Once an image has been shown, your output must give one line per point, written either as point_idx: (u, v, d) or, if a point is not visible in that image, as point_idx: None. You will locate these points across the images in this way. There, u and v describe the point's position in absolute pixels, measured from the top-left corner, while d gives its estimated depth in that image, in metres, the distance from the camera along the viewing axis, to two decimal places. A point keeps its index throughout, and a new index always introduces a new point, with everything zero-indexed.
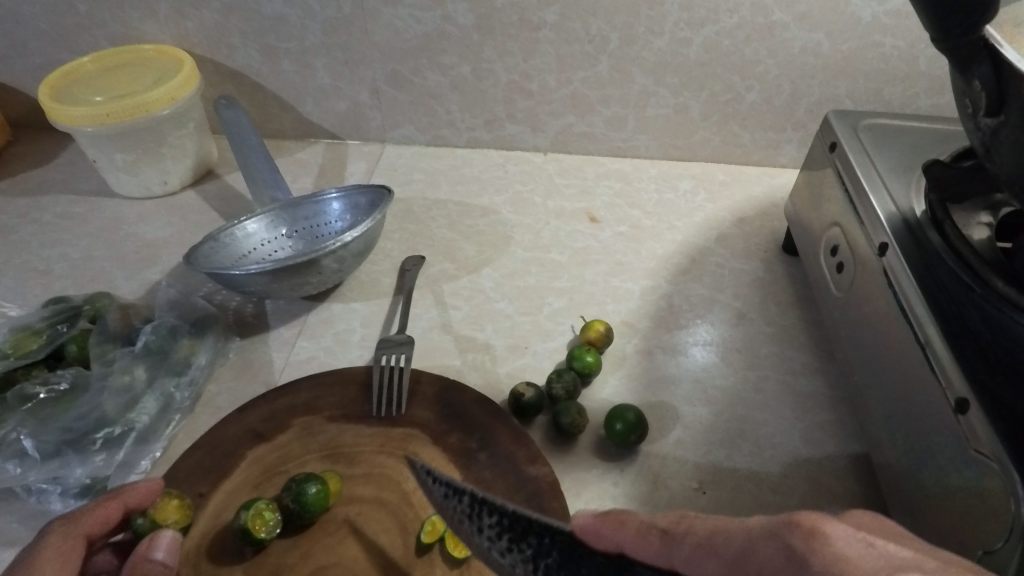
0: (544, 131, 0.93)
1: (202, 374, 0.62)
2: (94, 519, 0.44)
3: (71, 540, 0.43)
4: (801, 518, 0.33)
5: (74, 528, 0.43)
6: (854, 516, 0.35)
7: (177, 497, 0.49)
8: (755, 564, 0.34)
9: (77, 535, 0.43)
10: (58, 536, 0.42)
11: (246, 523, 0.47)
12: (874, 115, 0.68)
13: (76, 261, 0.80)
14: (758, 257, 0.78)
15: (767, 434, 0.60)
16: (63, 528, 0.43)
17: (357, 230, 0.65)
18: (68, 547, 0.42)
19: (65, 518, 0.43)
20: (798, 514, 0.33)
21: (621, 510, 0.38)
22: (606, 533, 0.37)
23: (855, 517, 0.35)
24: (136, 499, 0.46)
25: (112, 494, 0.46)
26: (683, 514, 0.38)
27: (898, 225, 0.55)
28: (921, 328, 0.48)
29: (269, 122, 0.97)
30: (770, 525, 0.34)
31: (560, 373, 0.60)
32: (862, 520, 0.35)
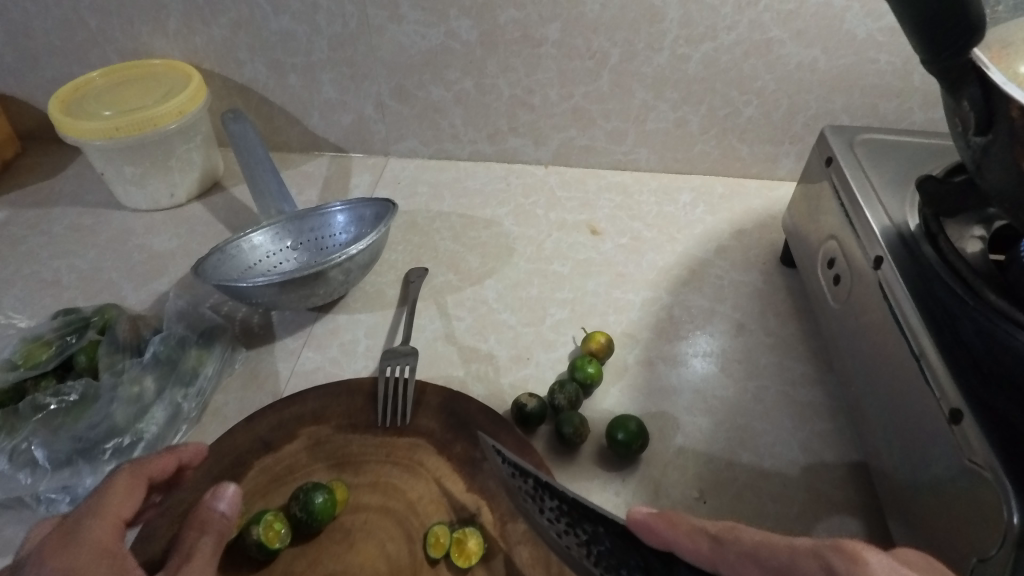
0: (545, 144, 0.94)
1: (210, 385, 0.63)
2: (156, 467, 0.48)
3: (134, 479, 0.46)
4: (847, 545, 0.34)
5: (140, 471, 0.47)
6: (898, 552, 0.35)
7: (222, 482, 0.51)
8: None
9: (140, 478, 0.47)
10: (128, 474, 0.46)
11: (260, 537, 0.48)
12: (870, 130, 0.69)
13: (85, 272, 0.81)
14: (757, 268, 0.79)
15: (766, 444, 0.61)
16: (131, 469, 0.47)
17: (363, 243, 0.66)
18: (132, 486, 0.45)
19: (133, 461, 0.47)
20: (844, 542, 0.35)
21: (676, 511, 0.39)
22: (659, 530, 0.39)
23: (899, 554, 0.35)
24: (189, 457, 0.51)
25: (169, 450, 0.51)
26: (734, 524, 0.39)
27: (894, 239, 0.56)
28: (916, 339, 0.49)
29: (275, 135, 0.99)
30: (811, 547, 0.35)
31: (562, 383, 0.61)
32: (906, 557, 0.35)
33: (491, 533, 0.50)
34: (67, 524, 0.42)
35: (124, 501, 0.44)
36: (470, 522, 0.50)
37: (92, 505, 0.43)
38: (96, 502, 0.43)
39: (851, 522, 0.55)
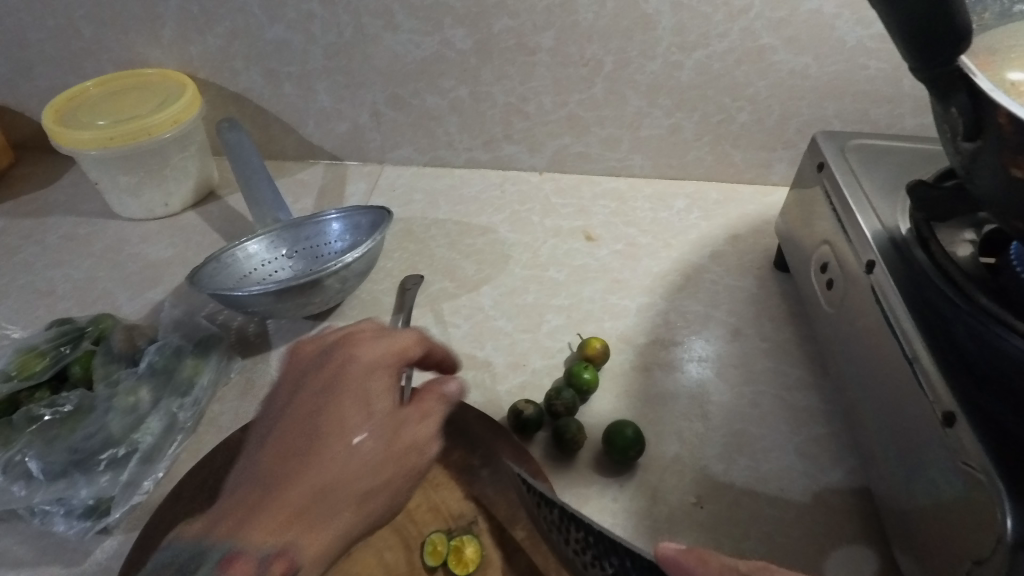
0: (540, 151, 0.95)
1: (206, 394, 0.63)
2: (403, 345, 0.48)
3: (372, 335, 0.48)
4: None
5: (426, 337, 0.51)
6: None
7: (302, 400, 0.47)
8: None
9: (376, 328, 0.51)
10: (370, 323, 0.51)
11: None
12: (862, 136, 0.70)
13: (80, 282, 0.81)
14: (752, 274, 0.80)
15: (763, 448, 0.61)
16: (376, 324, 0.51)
17: (359, 250, 0.66)
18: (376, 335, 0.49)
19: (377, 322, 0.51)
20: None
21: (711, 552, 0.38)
22: (689, 566, 0.37)
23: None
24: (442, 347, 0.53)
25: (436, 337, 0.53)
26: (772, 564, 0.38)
27: (885, 244, 0.57)
28: (909, 344, 0.50)
29: (270, 143, 0.99)
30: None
31: (559, 390, 0.61)
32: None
33: (489, 541, 0.50)
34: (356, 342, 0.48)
35: (364, 341, 0.48)
36: (468, 530, 0.50)
37: (358, 337, 0.48)
38: (391, 338, 0.48)
39: (848, 526, 0.56)
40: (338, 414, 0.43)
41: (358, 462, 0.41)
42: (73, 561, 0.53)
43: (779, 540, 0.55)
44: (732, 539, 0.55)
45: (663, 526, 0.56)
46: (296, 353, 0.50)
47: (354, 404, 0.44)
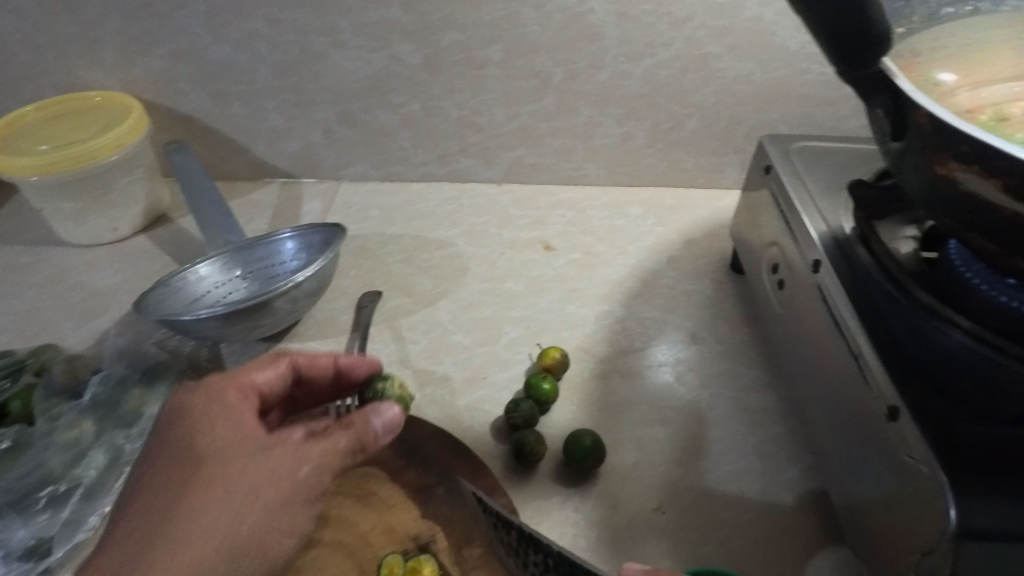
0: (496, 163, 0.95)
1: (155, 423, 0.59)
2: (310, 359, 0.60)
3: (281, 363, 0.58)
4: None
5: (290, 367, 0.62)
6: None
7: None
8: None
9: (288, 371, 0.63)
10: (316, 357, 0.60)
11: None
12: (804, 139, 0.71)
13: (22, 313, 0.78)
14: (707, 277, 0.81)
15: (721, 450, 0.62)
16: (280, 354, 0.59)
17: (310, 269, 0.65)
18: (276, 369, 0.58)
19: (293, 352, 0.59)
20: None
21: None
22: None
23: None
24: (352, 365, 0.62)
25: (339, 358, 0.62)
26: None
27: (829, 243, 0.58)
28: (853, 340, 0.51)
29: (221, 164, 0.97)
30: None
31: (517, 403, 0.61)
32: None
33: (446, 560, 0.49)
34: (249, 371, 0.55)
35: (270, 370, 0.57)
36: (424, 550, 0.49)
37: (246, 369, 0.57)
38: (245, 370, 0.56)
39: (805, 524, 0.56)
40: (240, 474, 0.47)
41: (224, 513, 0.45)
42: None
43: (739, 542, 0.55)
44: (692, 543, 0.55)
45: (623, 534, 0.55)
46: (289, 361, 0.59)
47: (280, 461, 0.47)
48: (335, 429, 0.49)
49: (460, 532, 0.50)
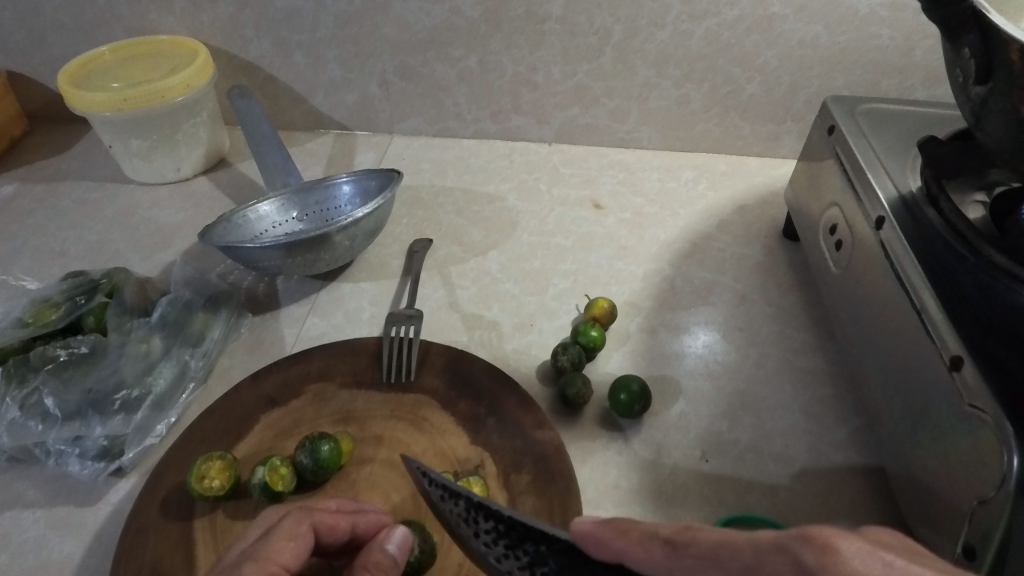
0: (549, 123, 0.95)
1: (217, 347, 0.64)
2: (325, 517, 0.44)
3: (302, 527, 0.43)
4: (813, 531, 0.29)
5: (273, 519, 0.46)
6: (870, 531, 0.30)
7: (219, 455, 0.51)
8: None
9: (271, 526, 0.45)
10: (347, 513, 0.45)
11: (264, 479, 0.49)
12: (871, 100, 0.70)
13: (92, 244, 0.82)
14: (759, 242, 0.80)
15: (768, 407, 0.62)
16: (297, 518, 0.44)
17: (369, 208, 0.66)
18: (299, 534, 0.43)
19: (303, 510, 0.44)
20: (809, 527, 0.29)
21: (626, 517, 0.33)
22: (607, 541, 0.33)
23: (871, 534, 0.30)
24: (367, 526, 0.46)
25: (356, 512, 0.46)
26: (691, 523, 0.33)
27: (896, 201, 0.57)
28: (918, 295, 0.50)
29: (280, 114, 0.99)
30: (774, 538, 0.30)
31: (565, 346, 0.62)
32: (879, 537, 0.30)
33: (495, 484, 0.50)
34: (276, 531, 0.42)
35: (287, 540, 0.42)
36: (474, 474, 0.51)
37: (254, 549, 0.42)
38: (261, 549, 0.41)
39: (850, 482, 0.56)
40: None
41: None
42: (87, 501, 0.54)
43: (782, 494, 0.55)
44: (736, 492, 0.55)
45: (667, 479, 0.56)
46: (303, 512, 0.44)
47: None
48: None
49: (508, 459, 0.51)
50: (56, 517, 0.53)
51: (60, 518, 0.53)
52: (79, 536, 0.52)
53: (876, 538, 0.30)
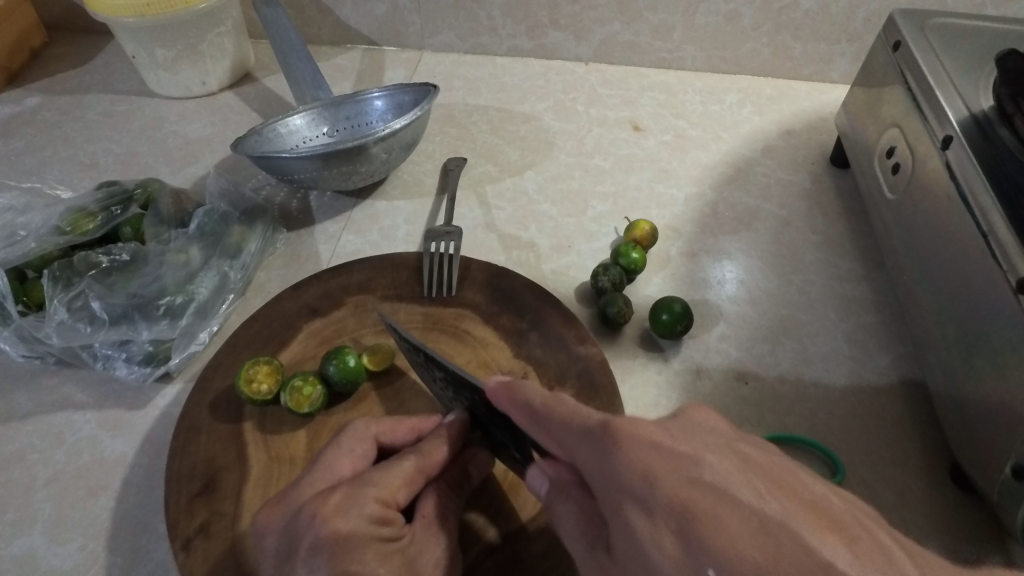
0: (587, 40, 0.90)
1: (253, 261, 0.64)
2: (435, 459, 0.43)
3: (415, 473, 0.42)
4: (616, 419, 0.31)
5: (370, 429, 0.45)
6: (689, 413, 0.34)
7: (247, 372, 0.50)
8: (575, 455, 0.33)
9: (370, 440, 0.44)
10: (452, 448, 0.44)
11: (290, 404, 0.49)
12: (943, 15, 0.65)
13: (122, 156, 0.81)
14: (806, 169, 0.77)
15: (811, 333, 0.61)
16: (415, 463, 0.42)
17: (406, 119, 0.63)
18: (412, 476, 0.42)
19: (418, 451, 0.43)
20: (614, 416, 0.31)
21: (515, 382, 0.37)
22: (503, 401, 0.37)
23: (688, 414, 0.34)
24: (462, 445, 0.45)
25: (453, 436, 0.44)
26: (559, 395, 0.36)
27: (967, 122, 0.53)
28: (985, 217, 0.48)
29: (306, 26, 0.95)
30: (589, 421, 0.32)
31: (606, 267, 0.61)
32: (694, 416, 0.33)
33: None
34: (383, 477, 0.41)
35: (404, 486, 0.41)
36: None
37: (371, 476, 0.40)
38: (379, 479, 0.40)
39: (892, 408, 0.56)
40: None
41: None
42: (136, 405, 0.55)
43: (822, 417, 0.55)
44: (775, 414, 0.55)
45: (706, 400, 0.56)
46: (419, 455, 0.42)
47: None
48: (449, 506, 0.42)
49: (552, 373, 0.51)
50: (107, 418, 0.55)
51: (111, 419, 0.55)
52: (130, 437, 0.53)
53: (693, 420, 0.33)
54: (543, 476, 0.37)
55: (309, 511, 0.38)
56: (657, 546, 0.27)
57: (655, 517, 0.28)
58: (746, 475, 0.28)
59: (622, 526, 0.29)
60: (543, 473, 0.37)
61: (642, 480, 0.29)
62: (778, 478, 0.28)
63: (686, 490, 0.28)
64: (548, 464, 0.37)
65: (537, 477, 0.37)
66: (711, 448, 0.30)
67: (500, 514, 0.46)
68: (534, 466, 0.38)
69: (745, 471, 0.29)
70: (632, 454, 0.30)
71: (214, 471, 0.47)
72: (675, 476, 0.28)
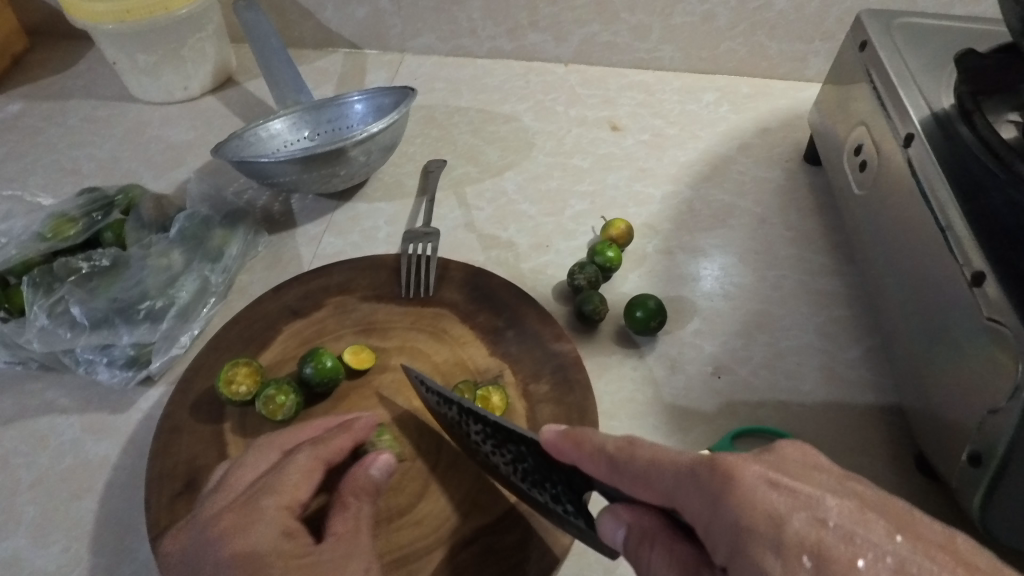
0: (567, 41, 0.91)
1: (235, 264, 0.65)
2: (331, 450, 0.44)
3: (310, 471, 0.43)
4: (719, 459, 0.32)
5: (274, 440, 0.46)
6: (781, 450, 0.34)
7: (224, 377, 0.51)
8: (679, 499, 0.33)
9: (273, 449, 0.45)
10: (347, 439, 0.44)
11: (264, 410, 0.49)
12: (908, 14, 0.66)
13: (104, 161, 0.82)
14: (781, 166, 0.78)
15: (784, 327, 0.62)
16: (309, 459, 0.43)
17: (384, 122, 0.64)
18: (309, 474, 0.43)
19: (309, 447, 0.44)
20: (718, 456, 0.32)
21: (581, 430, 0.37)
22: (564, 450, 0.37)
23: (779, 451, 0.35)
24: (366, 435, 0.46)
25: (350, 428, 0.45)
26: (634, 438, 0.36)
27: (929, 120, 0.55)
28: (943, 212, 0.49)
29: (288, 29, 0.96)
30: (688, 462, 0.33)
31: (582, 265, 0.62)
32: (785, 453, 0.34)
33: (515, 393, 0.51)
34: (276, 484, 0.42)
35: (303, 488, 0.42)
36: (494, 382, 0.52)
37: (267, 487, 0.42)
38: (275, 486, 0.42)
39: (861, 399, 0.57)
40: None
41: None
42: (119, 408, 0.56)
43: (793, 409, 0.56)
44: (748, 406, 0.56)
45: (680, 394, 0.57)
46: (309, 455, 0.43)
47: None
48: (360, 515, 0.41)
49: (527, 369, 0.52)
50: (90, 421, 0.55)
51: (94, 422, 0.55)
52: (114, 439, 0.54)
53: (784, 456, 0.34)
54: (619, 521, 0.36)
55: (215, 532, 0.40)
56: None
57: (793, 556, 0.28)
58: (868, 514, 0.30)
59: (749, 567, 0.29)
60: (618, 519, 0.36)
61: (767, 520, 0.29)
62: (877, 502, 0.31)
63: (816, 528, 0.29)
64: (625, 509, 0.36)
65: (611, 525, 0.36)
66: (823, 484, 0.32)
67: (474, 509, 0.46)
68: (604, 512, 0.37)
69: (863, 508, 0.30)
70: (750, 495, 0.30)
71: (196, 471, 0.48)
72: (803, 517, 0.29)
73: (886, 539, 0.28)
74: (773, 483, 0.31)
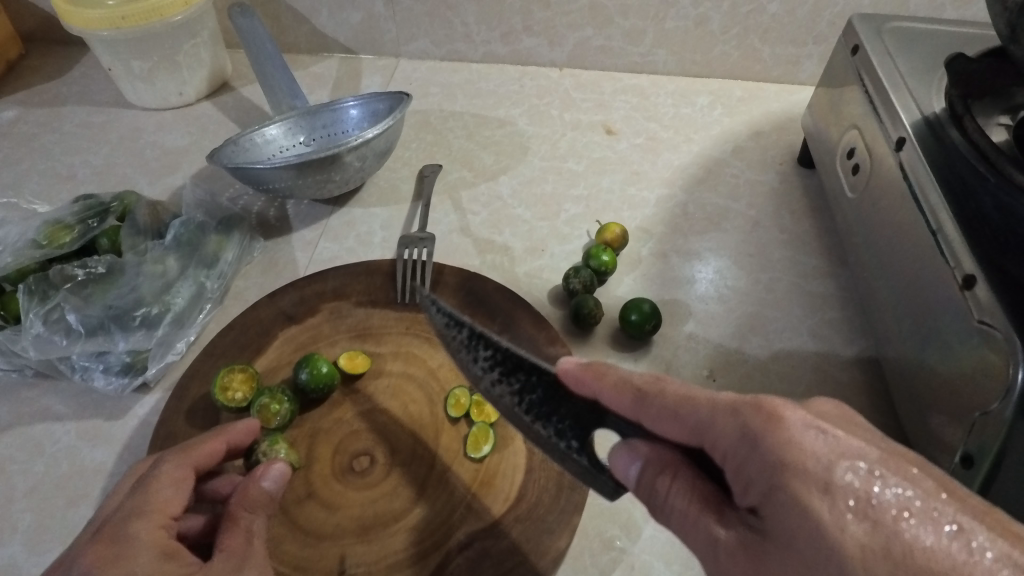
0: (561, 45, 0.92)
1: (231, 269, 0.65)
2: (202, 453, 0.44)
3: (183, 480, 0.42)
4: (765, 402, 0.33)
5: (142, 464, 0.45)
6: (821, 404, 0.35)
7: (218, 386, 0.51)
8: (713, 436, 0.34)
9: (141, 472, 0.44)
10: (212, 443, 0.45)
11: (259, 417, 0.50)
12: (900, 18, 0.67)
13: (99, 168, 0.82)
14: (774, 169, 0.78)
15: (777, 329, 0.62)
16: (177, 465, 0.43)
17: (379, 127, 0.65)
18: (182, 482, 0.42)
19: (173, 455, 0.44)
20: (764, 399, 0.33)
21: (605, 363, 0.38)
22: (586, 381, 0.38)
23: (818, 405, 0.35)
24: (240, 438, 0.47)
25: (217, 433, 0.46)
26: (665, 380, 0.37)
27: (920, 124, 0.55)
28: (934, 215, 0.50)
29: (282, 35, 0.96)
30: (729, 403, 0.34)
31: (577, 269, 0.63)
32: (823, 408, 0.35)
33: None
34: (152, 500, 0.41)
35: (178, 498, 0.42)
36: None
37: (138, 508, 0.40)
38: (147, 504, 0.40)
39: (855, 400, 0.57)
40: None
41: None
42: (115, 414, 0.56)
43: None
44: None
45: None
46: (179, 464, 0.43)
47: None
48: (252, 527, 0.41)
49: None
50: (86, 428, 0.55)
51: (90, 428, 0.55)
52: (110, 446, 0.54)
53: (822, 410, 0.35)
54: (636, 455, 0.37)
55: (82, 567, 0.37)
56: (838, 527, 0.29)
57: (838, 496, 0.29)
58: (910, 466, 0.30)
59: (788, 502, 0.30)
60: (636, 453, 0.37)
61: (815, 462, 0.30)
62: (914, 459, 0.32)
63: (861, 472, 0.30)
64: (643, 445, 0.37)
65: (627, 458, 0.37)
66: (869, 438, 0.32)
67: (470, 513, 0.46)
68: (618, 445, 0.38)
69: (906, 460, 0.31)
70: (795, 439, 0.31)
71: None
72: (847, 460, 0.30)
73: (930, 493, 0.29)
74: (817, 428, 0.31)
